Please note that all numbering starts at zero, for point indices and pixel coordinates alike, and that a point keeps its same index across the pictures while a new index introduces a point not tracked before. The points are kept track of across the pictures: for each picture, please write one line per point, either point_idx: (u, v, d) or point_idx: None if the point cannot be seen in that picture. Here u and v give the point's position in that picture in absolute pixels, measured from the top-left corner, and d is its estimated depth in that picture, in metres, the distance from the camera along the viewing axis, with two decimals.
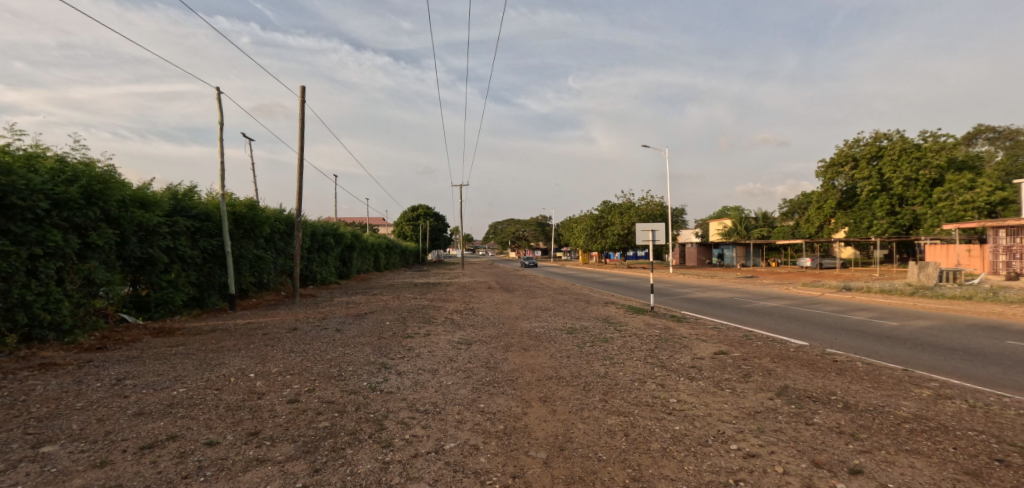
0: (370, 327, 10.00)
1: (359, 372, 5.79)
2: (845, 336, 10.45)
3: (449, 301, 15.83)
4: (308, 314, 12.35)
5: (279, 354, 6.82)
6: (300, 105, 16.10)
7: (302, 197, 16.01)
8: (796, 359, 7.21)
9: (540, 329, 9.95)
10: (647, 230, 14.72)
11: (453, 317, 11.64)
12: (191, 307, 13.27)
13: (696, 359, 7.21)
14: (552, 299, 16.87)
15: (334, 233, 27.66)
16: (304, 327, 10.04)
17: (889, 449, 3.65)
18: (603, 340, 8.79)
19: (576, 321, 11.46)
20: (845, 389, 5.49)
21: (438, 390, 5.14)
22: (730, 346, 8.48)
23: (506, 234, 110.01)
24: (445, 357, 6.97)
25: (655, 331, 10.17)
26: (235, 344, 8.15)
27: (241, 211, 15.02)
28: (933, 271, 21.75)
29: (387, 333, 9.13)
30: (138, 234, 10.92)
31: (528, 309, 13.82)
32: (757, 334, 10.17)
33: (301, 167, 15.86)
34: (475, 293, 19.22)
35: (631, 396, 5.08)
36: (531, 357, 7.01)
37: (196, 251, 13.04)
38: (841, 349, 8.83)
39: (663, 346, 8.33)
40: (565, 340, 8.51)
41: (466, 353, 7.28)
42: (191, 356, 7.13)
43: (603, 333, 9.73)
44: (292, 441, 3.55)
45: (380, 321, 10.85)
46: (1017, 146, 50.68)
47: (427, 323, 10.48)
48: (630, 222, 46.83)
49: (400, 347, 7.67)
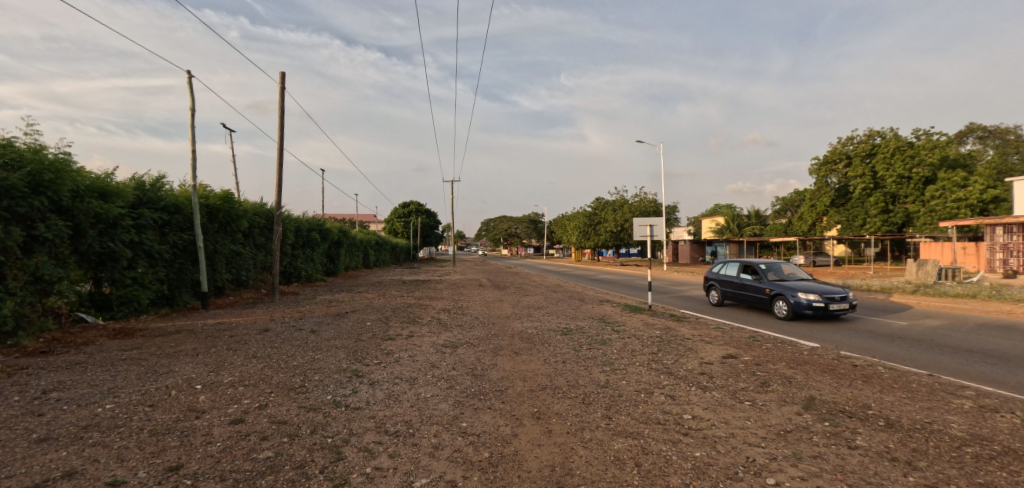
0: (350, 327, 9.20)
1: (324, 382, 5.03)
2: (853, 336, 9.91)
3: (437, 300, 15.03)
4: (285, 314, 11.53)
5: (238, 361, 6.03)
6: (279, 92, 15.24)
7: (281, 188, 15.11)
8: (814, 365, 6.56)
9: (533, 329, 9.23)
10: (645, 225, 14.04)
11: (440, 317, 10.89)
12: (160, 306, 12.38)
13: (704, 365, 6.57)
14: (545, 298, 16.17)
15: (320, 229, 26.72)
16: (277, 328, 9.24)
17: (960, 482, 3.01)
18: (602, 342, 8.12)
19: (571, 321, 10.76)
20: (879, 401, 4.86)
21: (414, 405, 4.38)
22: (738, 348, 7.84)
23: (498, 231, 108.72)
24: (427, 363, 6.24)
25: (656, 332, 9.51)
26: (195, 348, 7.33)
27: (216, 204, 14.12)
28: (932, 269, 21.41)
29: (366, 334, 8.37)
30: (97, 227, 10.09)
31: (520, 308, 13.07)
32: (764, 334, 9.55)
33: (280, 157, 14.98)
34: (465, 292, 18.46)
35: (638, 411, 4.38)
36: (523, 363, 6.31)
37: (166, 246, 12.18)
38: (856, 351, 8.25)
39: (667, 349, 7.67)
40: (561, 342, 7.82)
41: (452, 359, 6.54)
42: (139, 363, 6.30)
43: (601, 334, 9.04)
44: (220, 480, 2.82)
45: (361, 321, 10.07)
46: (1006, 145, 50.96)
47: (411, 324, 9.71)
48: (624, 218, 46.25)
49: (378, 351, 6.92)
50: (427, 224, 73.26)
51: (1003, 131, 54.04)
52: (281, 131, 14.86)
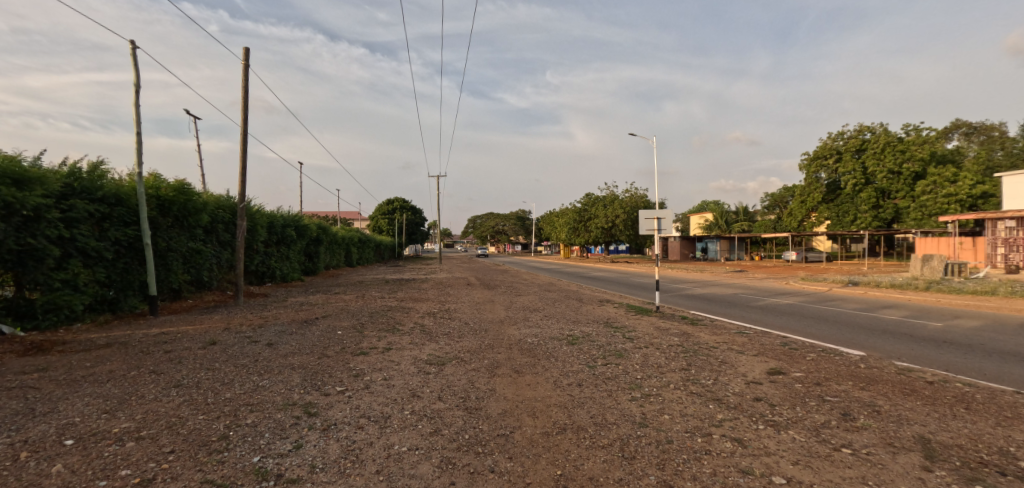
0: (315, 338, 7.72)
1: (256, 430, 3.60)
2: (894, 341, 8.76)
3: (422, 301, 13.56)
4: (243, 321, 9.97)
5: (152, 393, 4.57)
6: (242, 71, 13.64)
7: (245, 177, 13.48)
8: (887, 384, 5.35)
9: (533, 337, 7.90)
10: (652, 218, 12.78)
11: (424, 323, 9.46)
12: (100, 313, 10.72)
13: (752, 385, 5.32)
14: (539, 298, 14.80)
15: (296, 225, 24.95)
16: (228, 340, 7.68)
17: None
18: (617, 354, 6.78)
19: (575, 326, 9.44)
20: (1016, 444, 3.65)
21: (378, 470, 2.99)
22: (781, 361, 6.60)
23: (484, 228, 107.02)
24: (406, 390, 4.83)
25: (674, 339, 8.24)
26: (110, 371, 5.79)
27: (168, 196, 12.45)
28: (938, 264, 20.80)
29: (333, 348, 6.91)
30: (13, 220, 8.45)
31: (514, 311, 11.73)
32: (796, 341, 8.32)
33: (243, 143, 13.36)
34: (453, 292, 16.95)
35: (709, 471, 3.06)
36: (529, 387, 4.96)
37: (106, 243, 10.51)
38: (913, 362, 7.04)
39: (698, 363, 6.40)
40: (569, 356, 6.45)
41: (437, 382, 5.15)
42: (21, 397, 4.74)
43: (612, 342, 7.74)
44: None
45: (332, 329, 8.61)
46: (992, 142, 51.13)
47: (389, 333, 8.27)
48: (614, 214, 45.14)
49: (344, 373, 5.48)
50: (412, 222, 71.48)
51: (988, 127, 54.29)
52: (243, 114, 13.22)
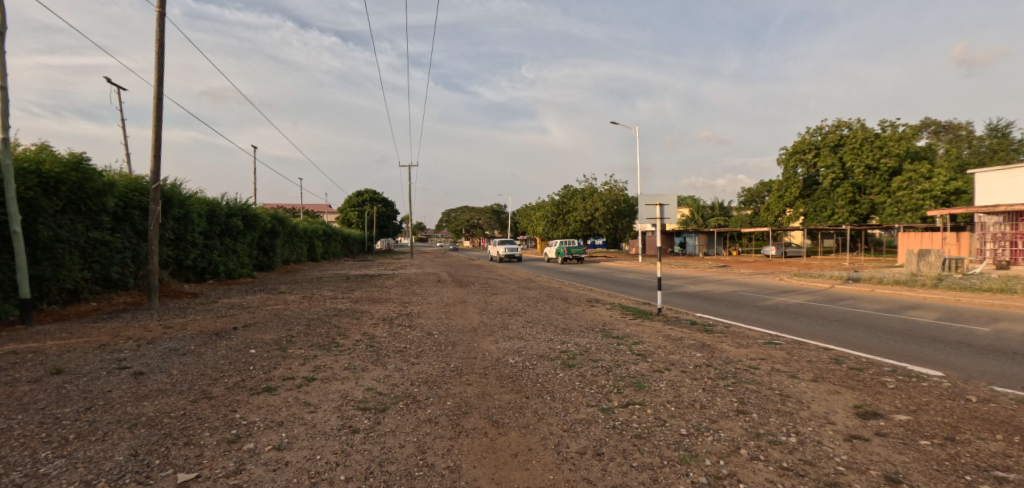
0: (211, 361, 5.52)
1: None
2: (956, 354, 7.13)
3: (380, 303, 11.44)
4: (136, 333, 7.63)
5: None
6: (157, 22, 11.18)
7: (160, 151, 11.02)
8: None
9: (513, 357, 5.92)
10: (653, 205, 10.94)
11: (374, 334, 7.39)
12: None
13: (857, 442, 3.49)
14: (518, 298, 12.89)
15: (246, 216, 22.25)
16: (87, 365, 5.43)
17: None
18: (634, 384, 4.85)
19: (566, 337, 7.51)
20: None
21: None
22: (860, 393, 4.80)
23: (458, 222, 104.60)
24: (298, 480, 2.73)
25: (698, 355, 6.40)
26: None
27: (56, 172, 9.93)
28: (935, 259, 19.63)
29: (227, 379, 4.74)
30: None
31: (489, 315, 9.75)
32: (848, 355, 6.55)
33: (158, 108, 10.90)
34: (418, 290, 14.84)
35: None
36: (517, 466, 2.95)
37: None
38: (1013, 387, 5.37)
39: (755, 398, 4.53)
40: (570, 391, 4.49)
41: (361, 455, 3.07)
42: None
43: (621, 363, 5.82)
44: None
45: (248, 344, 6.46)
46: (960, 140, 51.70)
47: (321, 349, 6.18)
48: (593, 208, 43.62)
49: (210, 436, 3.33)
50: (384, 214, 68.49)
51: (956, 126, 55.04)
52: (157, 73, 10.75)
